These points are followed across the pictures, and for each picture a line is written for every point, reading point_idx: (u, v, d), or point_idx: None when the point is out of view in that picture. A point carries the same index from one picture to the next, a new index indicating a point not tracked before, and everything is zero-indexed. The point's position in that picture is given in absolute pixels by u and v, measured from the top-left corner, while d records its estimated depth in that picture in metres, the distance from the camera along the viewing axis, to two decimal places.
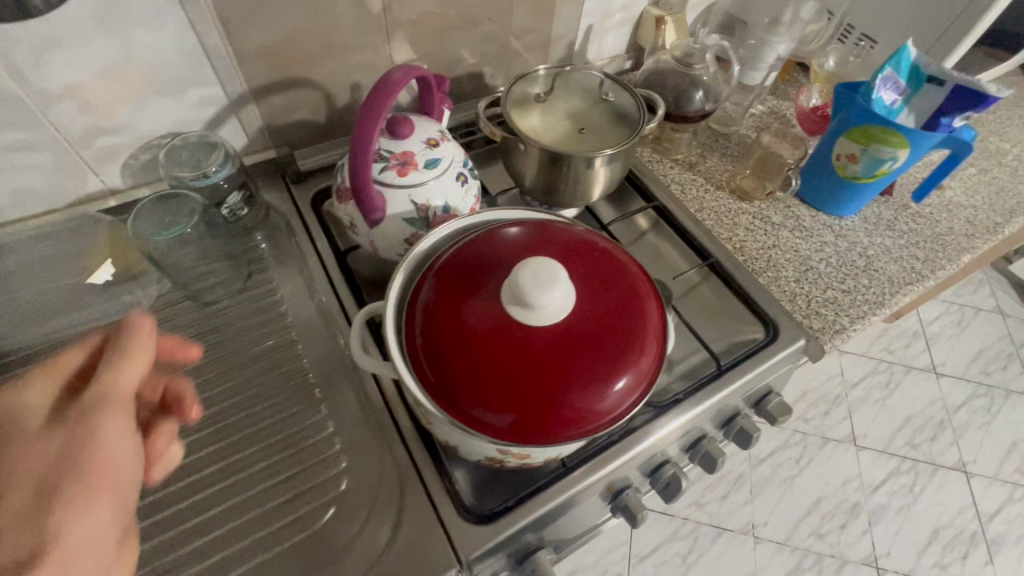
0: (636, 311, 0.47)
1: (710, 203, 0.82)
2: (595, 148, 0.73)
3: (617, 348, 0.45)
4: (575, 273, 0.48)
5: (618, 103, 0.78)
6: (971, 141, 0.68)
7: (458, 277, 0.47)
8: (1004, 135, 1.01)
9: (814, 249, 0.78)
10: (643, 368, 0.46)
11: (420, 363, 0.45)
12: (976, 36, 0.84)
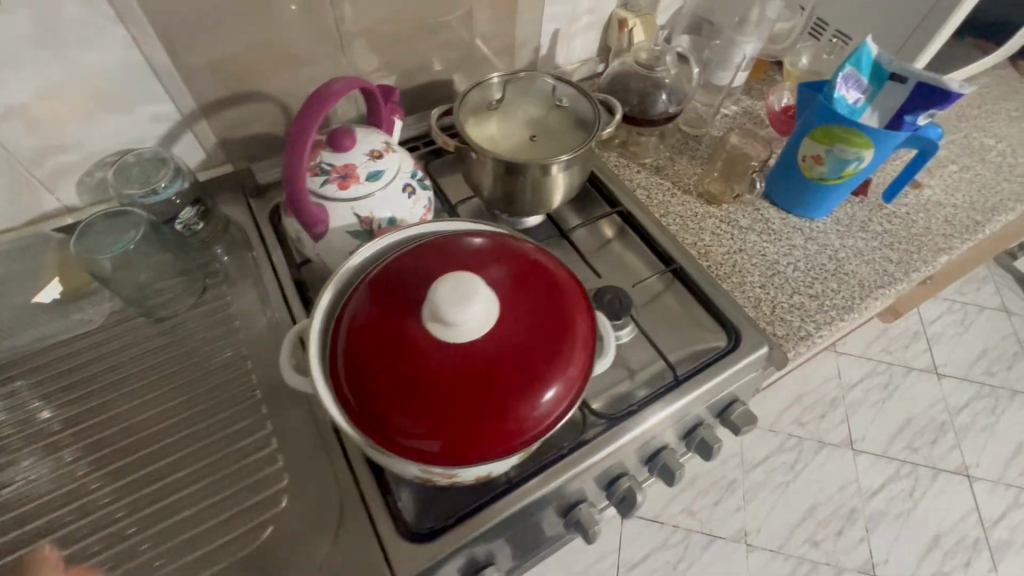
0: (567, 320, 0.46)
1: (676, 208, 0.81)
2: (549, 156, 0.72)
3: (544, 359, 0.44)
4: (501, 283, 0.46)
5: (576, 109, 0.76)
6: (937, 139, 0.66)
7: (380, 294, 0.45)
8: (988, 130, 0.98)
9: (782, 253, 0.76)
10: (572, 376, 0.45)
11: (340, 385, 0.44)
12: (951, 30, 0.81)
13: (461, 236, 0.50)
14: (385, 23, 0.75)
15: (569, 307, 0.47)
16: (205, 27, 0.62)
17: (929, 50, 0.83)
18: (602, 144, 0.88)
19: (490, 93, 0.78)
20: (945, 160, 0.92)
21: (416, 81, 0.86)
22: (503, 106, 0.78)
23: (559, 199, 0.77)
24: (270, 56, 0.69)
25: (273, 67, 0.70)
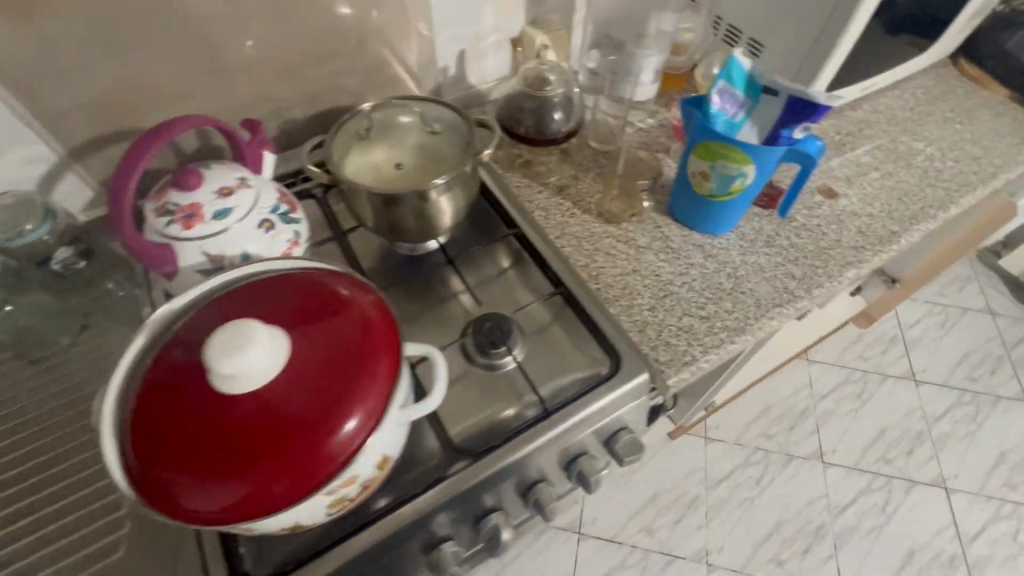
0: (368, 354, 0.45)
1: (572, 228, 0.79)
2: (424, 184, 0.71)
3: (338, 397, 0.44)
4: (301, 323, 0.46)
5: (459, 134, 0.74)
6: (817, 153, 0.63)
7: (176, 347, 0.45)
8: (918, 133, 0.94)
9: (676, 272, 0.74)
10: (371, 410, 0.44)
11: (125, 447, 0.42)
12: (851, 41, 0.79)
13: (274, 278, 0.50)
14: (267, 54, 0.75)
15: (373, 340, 0.46)
16: (65, 67, 0.64)
17: (829, 62, 0.81)
18: (505, 165, 0.86)
19: (364, 120, 0.74)
20: (867, 167, 0.89)
21: (315, 109, 0.85)
22: (380, 133, 0.74)
23: (447, 223, 0.75)
24: (143, 92, 0.70)
25: (149, 102, 0.71)
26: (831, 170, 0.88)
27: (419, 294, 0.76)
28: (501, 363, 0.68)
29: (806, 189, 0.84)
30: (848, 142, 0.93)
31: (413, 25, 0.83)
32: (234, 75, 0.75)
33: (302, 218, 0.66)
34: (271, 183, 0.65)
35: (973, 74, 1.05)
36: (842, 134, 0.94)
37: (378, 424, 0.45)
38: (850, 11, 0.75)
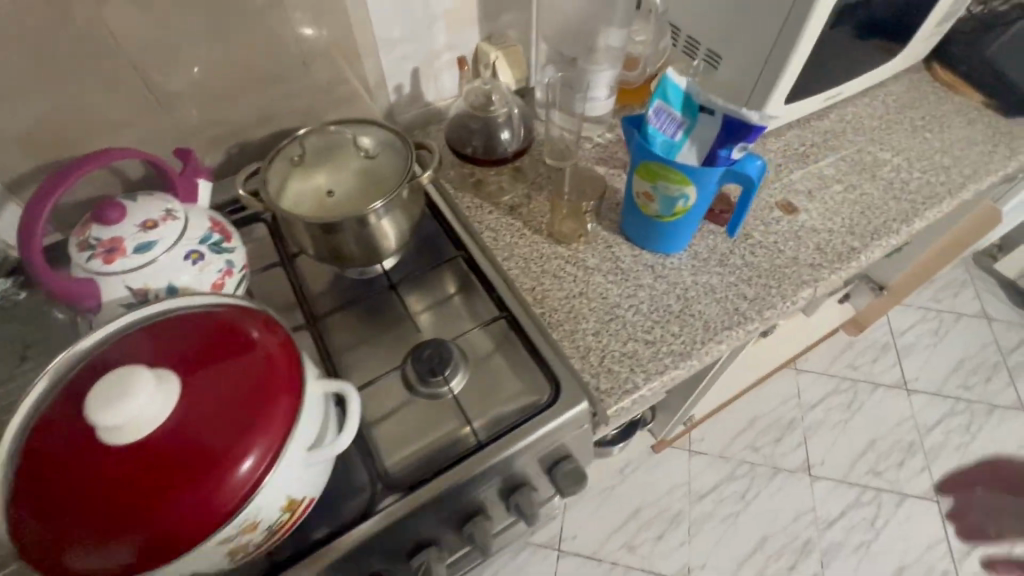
0: (264, 394, 0.45)
1: (520, 250, 0.77)
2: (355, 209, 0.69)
3: (232, 439, 0.43)
4: (195, 366, 0.46)
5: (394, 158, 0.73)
6: (758, 173, 0.61)
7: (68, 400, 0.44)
8: (886, 143, 0.92)
9: (623, 294, 0.72)
10: (267, 450, 0.44)
11: (13, 508, 0.41)
12: (804, 57, 0.77)
13: (173, 319, 0.49)
14: (209, 79, 0.75)
15: (270, 380, 0.46)
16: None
17: (783, 79, 0.79)
18: (457, 185, 0.85)
19: (297, 148, 0.72)
20: (830, 180, 0.86)
21: (265, 131, 0.85)
22: (316, 158, 0.72)
23: (391, 246, 0.74)
24: (82, 120, 0.70)
25: (89, 131, 0.71)
26: (793, 184, 0.86)
27: (365, 320, 0.75)
28: (442, 391, 0.66)
29: (765, 205, 0.82)
30: (812, 154, 0.90)
31: (361, 45, 0.82)
32: (175, 101, 0.75)
33: (236, 247, 0.65)
34: (203, 212, 0.64)
35: (947, 79, 1.02)
36: (807, 145, 0.92)
37: (275, 459, 0.44)
38: (799, 28, 0.73)
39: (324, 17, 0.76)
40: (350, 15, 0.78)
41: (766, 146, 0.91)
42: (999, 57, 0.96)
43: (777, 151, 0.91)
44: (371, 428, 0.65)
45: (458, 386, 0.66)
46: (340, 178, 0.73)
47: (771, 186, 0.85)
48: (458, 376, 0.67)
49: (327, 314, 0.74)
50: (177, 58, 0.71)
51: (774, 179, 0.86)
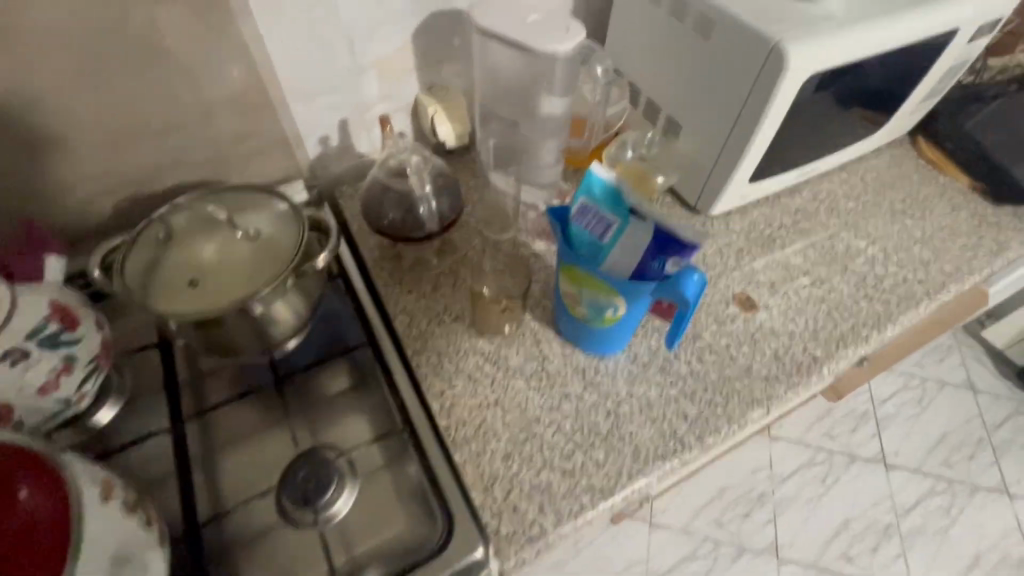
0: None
1: (435, 341, 0.67)
2: (222, 296, 0.57)
3: None
4: None
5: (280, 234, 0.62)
6: (693, 298, 0.50)
7: None
8: (861, 230, 0.83)
9: (544, 406, 0.62)
10: None
11: None
12: (767, 141, 0.71)
13: None
14: (84, 134, 0.64)
15: (24, 564, 0.37)
16: None
17: (743, 162, 0.73)
18: (377, 256, 0.75)
19: (157, 228, 0.60)
20: (796, 271, 0.77)
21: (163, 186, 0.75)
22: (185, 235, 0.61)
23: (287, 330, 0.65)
24: None
25: None
26: (754, 274, 0.76)
27: (250, 419, 0.64)
28: (330, 512, 0.56)
29: (719, 299, 0.73)
30: (778, 238, 0.81)
31: (276, 95, 0.73)
32: (43, 158, 0.64)
33: (82, 336, 0.55)
34: (41, 296, 0.53)
35: (931, 157, 0.93)
36: (773, 227, 0.83)
37: None
38: (759, 112, 0.66)
39: (227, 65, 0.67)
40: (258, 63, 0.68)
41: (728, 226, 0.83)
42: (986, 138, 0.88)
43: (740, 232, 0.82)
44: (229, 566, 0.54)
45: (346, 505, 0.56)
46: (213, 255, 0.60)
47: (730, 275, 0.76)
48: (347, 490, 0.57)
49: (208, 410, 0.63)
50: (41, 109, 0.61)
51: (733, 267, 0.77)
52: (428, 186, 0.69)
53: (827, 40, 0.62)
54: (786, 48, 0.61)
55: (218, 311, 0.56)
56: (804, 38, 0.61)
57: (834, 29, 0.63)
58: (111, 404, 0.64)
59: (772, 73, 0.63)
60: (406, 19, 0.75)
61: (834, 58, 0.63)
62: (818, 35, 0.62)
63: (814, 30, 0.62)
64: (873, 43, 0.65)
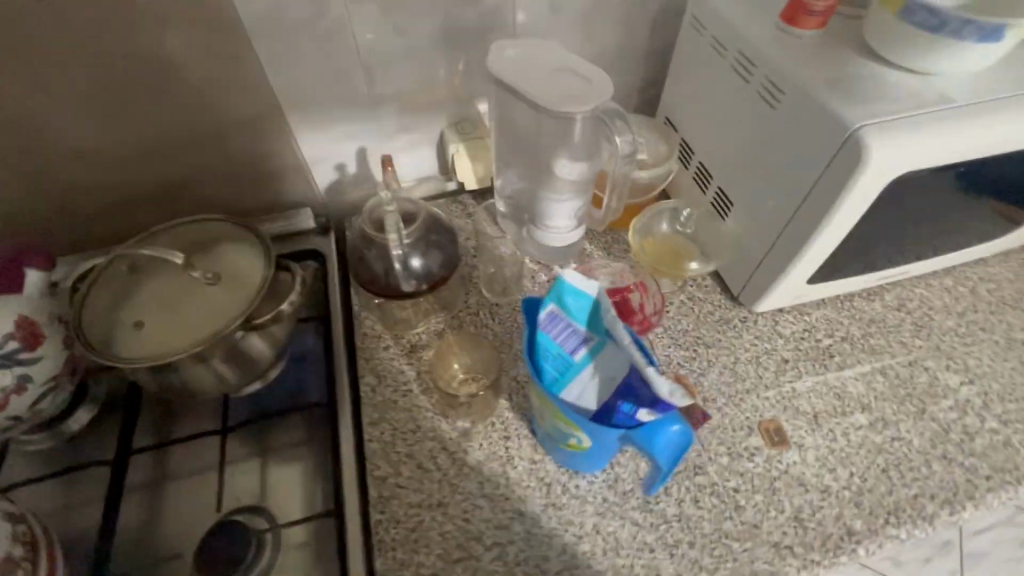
0: None
1: (395, 414, 0.60)
2: (162, 346, 0.54)
3: None
4: None
5: (241, 283, 0.58)
6: (663, 458, 0.41)
7: None
8: (956, 361, 0.64)
9: (492, 523, 0.53)
10: None
11: None
12: (834, 244, 0.55)
13: None
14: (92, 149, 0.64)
15: None
16: None
17: (798, 262, 0.58)
18: (363, 302, 0.70)
19: (125, 260, 0.58)
20: (851, 404, 0.61)
21: None
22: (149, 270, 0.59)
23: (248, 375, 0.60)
24: None
25: None
26: (794, 398, 0.62)
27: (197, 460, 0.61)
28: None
29: (740, 425, 0.59)
30: (837, 354, 0.65)
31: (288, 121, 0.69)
32: None
33: (39, 356, 0.56)
34: (8, 313, 0.53)
35: None
36: (834, 338, 0.67)
37: None
38: (821, 211, 0.51)
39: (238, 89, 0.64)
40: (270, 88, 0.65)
41: (775, 328, 0.68)
42: None
43: (789, 339, 0.67)
44: None
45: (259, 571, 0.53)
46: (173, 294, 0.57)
47: (762, 395, 0.62)
48: (263, 560, 0.53)
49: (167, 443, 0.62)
50: None
51: (768, 384, 0.63)
52: (411, 237, 0.61)
53: (929, 133, 0.46)
54: (865, 139, 0.46)
55: (163, 359, 0.53)
56: (896, 127, 0.46)
57: (944, 118, 0.46)
58: (84, 411, 0.64)
59: (844, 168, 0.48)
60: (432, 52, 0.68)
61: (938, 155, 0.47)
62: (918, 125, 0.46)
63: (912, 117, 0.47)
64: (1006, 137, 0.48)
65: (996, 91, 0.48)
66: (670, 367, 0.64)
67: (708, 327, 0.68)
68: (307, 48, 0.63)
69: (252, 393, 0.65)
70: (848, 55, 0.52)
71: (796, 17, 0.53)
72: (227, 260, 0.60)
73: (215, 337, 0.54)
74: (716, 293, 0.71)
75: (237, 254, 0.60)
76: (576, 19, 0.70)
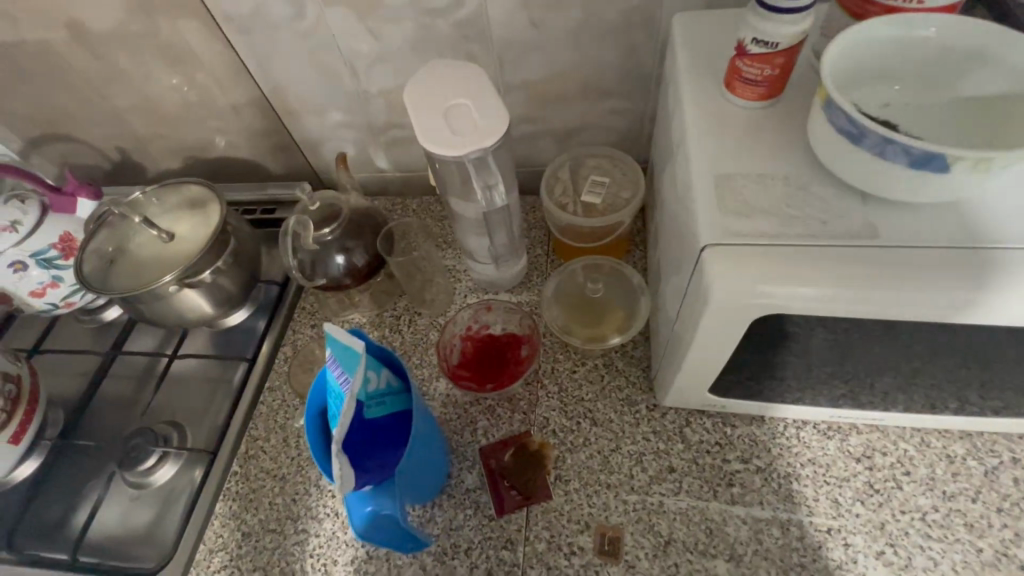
0: None
1: (290, 387, 0.68)
2: (123, 285, 0.68)
3: None
4: None
5: (194, 250, 0.71)
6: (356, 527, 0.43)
7: None
8: (891, 551, 0.50)
9: (311, 512, 0.59)
10: None
11: None
12: (721, 359, 0.47)
13: None
14: (152, 106, 0.81)
15: None
16: None
17: (685, 367, 0.49)
18: None
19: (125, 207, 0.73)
20: (718, 548, 0.52)
21: (214, 151, 0.89)
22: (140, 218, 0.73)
23: (195, 318, 0.71)
24: (62, 115, 0.84)
25: (68, 118, 0.85)
26: (654, 515, 0.54)
27: (157, 371, 0.76)
28: (153, 477, 0.66)
29: (576, 518, 0.55)
30: (738, 485, 0.55)
31: (289, 105, 0.77)
32: (131, 116, 0.84)
33: (71, 265, 0.74)
34: (58, 226, 0.73)
35: None
36: (748, 466, 0.56)
37: None
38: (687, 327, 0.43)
39: (247, 74, 0.74)
40: (269, 76, 0.73)
41: (683, 430, 0.58)
42: None
43: (691, 448, 0.57)
44: (66, 479, 0.68)
45: (163, 475, 0.66)
46: (149, 247, 0.72)
47: (622, 497, 0.55)
48: (169, 463, 0.66)
49: (157, 351, 0.78)
50: (119, 80, 0.78)
51: (635, 488, 0.56)
52: (335, 235, 0.66)
53: (809, 275, 0.36)
54: (710, 266, 0.38)
55: (110, 295, 0.65)
56: (761, 256, 0.37)
57: (838, 260, 0.36)
58: (119, 306, 0.82)
59: (697, 290, 0.40)
60: (411, 57, 0.68)
61: (818, 306, 0.37)
62: (793, 262, 0.37)
63: (794, 248, 0.37)
64: (932, 303, 0.35)
65: (942, 236, 0.37)
66: (541, 431, 0.60)
67: (606, 403, 0.61)
68: (294, 44, 0.68)
69: (213, 330, 0.78)
70: (779, 142, 0.42)
71: (733, 83, 0.43)
72: (196, 227, 0.73)
73: (146, 287, 0.64)
74: (636, 368, 0.63)
75: (203, 222, 0.72)
76: (563, 35, 0.64)
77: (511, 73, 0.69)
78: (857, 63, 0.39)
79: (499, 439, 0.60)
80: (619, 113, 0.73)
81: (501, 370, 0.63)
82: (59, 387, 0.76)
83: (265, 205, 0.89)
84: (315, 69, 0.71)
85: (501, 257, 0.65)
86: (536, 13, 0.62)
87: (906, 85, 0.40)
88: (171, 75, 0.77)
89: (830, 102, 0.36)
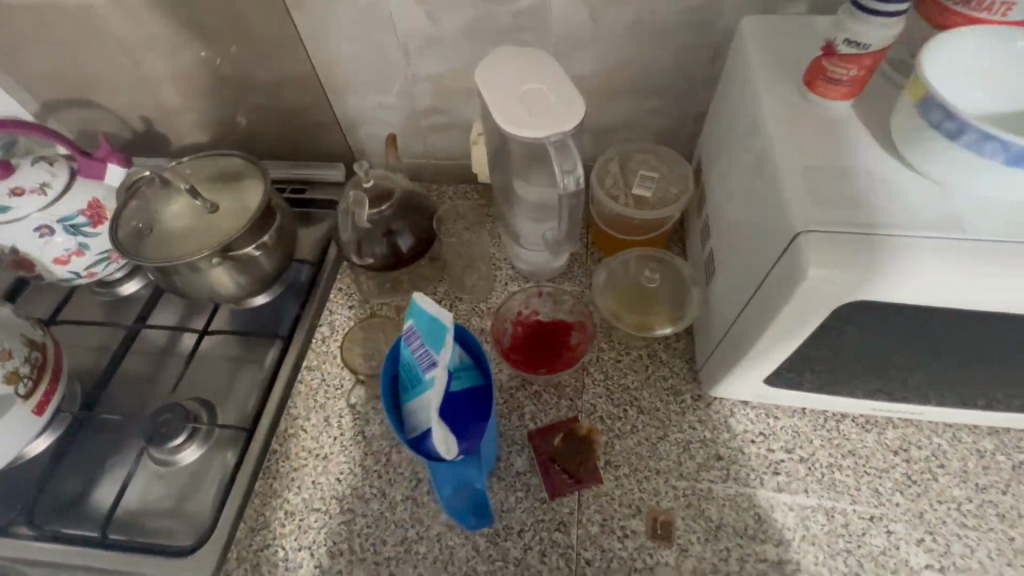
0: None
1: (329, 366, 0.67)
2: (159, 253, 0.66)
3: None
4: None
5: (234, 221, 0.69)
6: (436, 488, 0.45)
7: None
8: (930, 539, 0.52)
9: (356, 492, 0.58)
10: None
11: None
12: (786, 352, 0.48)
13: None
14: (186, 76, 0.79)
15: None
16: (21, 39, 0.76)
17: (745, 357, 0.51)
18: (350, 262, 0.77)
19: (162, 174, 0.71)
20: (768, 533, 0.53)
21: (243, 127, 0.87)
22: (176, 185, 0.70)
23: (229, 293, 0.70)
24: (87, 80, 0.81)
25: (93, 83, 0.82)
26: (704, 500, 0.55)
27: (182, 347, 0.73)
28: (180, 456, 0.63)
29: (628, 502, 0.56)
30: (783, 474, 0.56)
31: (332, 83, 0.77)
32: (161, 86, 0.81)
33: (99, 234, 0.72)
34: (88, 192, 0.70)
35: None
36: (792, 456, 0.58)
37: None
38: (763, 314, 0.45)
39: (294, 49, 0.73)
40: (317, 52, 0.72)
41: (728, 420, 0.60)
42: None
43: (736, 437, 0.59)
44: (85, 455, 0.65)
45: (191, 454, 0.64)
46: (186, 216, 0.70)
47: (673, 483, 0.56)
48: (197, 442, 0.64)
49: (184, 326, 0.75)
50: (155, 48, 0.76)
51: (684, 475, 0.57)
52: (385, 215, 0.66)
53: (898, 262, 0.38)
54: (804, 251, 0.39)
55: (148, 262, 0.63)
56: (853, 244, 0.39)
57: (924, 250, 0.39)
58: (139, 280, 0.80)
59: (782, 277, 0.41)
60: (466, 44, 0.69)
61: (900, 294, 0.39)
62: (882, 251, 0.39)
63: (883, 238, 0.39)
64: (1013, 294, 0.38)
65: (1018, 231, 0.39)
66: (588, 418, 0.61)
67: (652, 392, 0.62)
68: (348, 22, 0.68)
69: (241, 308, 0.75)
70: (860, 141, 0.44)
71: (815, 81, 0.45)
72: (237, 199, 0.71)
73: (189, 256, 0.63)
74: (680, 360, 0.64)
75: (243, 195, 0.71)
76: (620, 31, 0.65)
77: (564, 66, 0.70)
78: (942, 69, 0.41)
79: (549, 424, 0.60)
80: (663, 113, 0.74)
81: (552, 355, 0.64)
82: (76, 360, 0.73)
83: (293, 184, 0.89)
84: (366, 48, 0.71)
85: (553, 246, 0.66)
86: (598, 8, 0.63)
87: (984, 94, 0.43)
88: (209, 46, 0.75)
89: (929, 98, 0.40)
